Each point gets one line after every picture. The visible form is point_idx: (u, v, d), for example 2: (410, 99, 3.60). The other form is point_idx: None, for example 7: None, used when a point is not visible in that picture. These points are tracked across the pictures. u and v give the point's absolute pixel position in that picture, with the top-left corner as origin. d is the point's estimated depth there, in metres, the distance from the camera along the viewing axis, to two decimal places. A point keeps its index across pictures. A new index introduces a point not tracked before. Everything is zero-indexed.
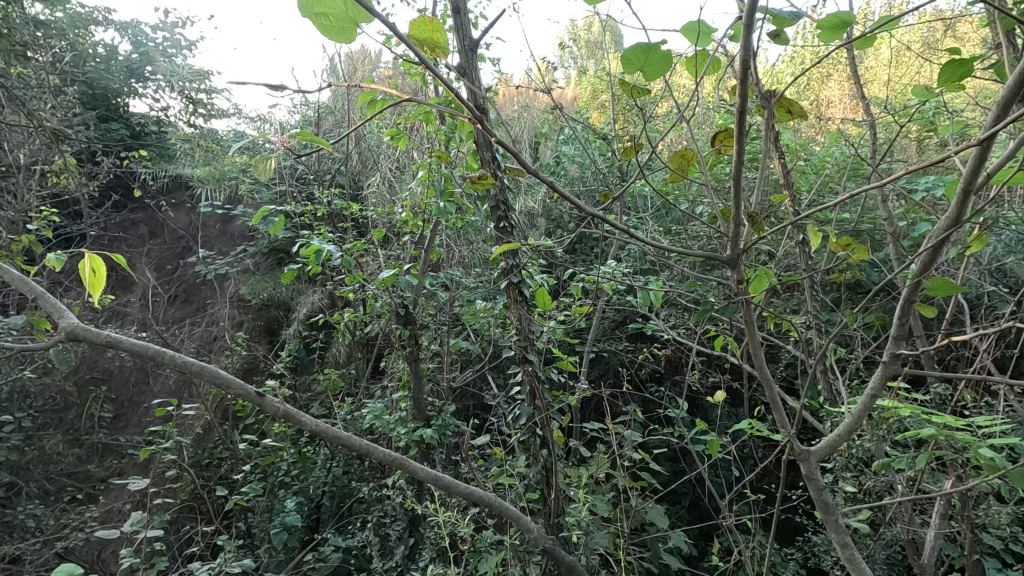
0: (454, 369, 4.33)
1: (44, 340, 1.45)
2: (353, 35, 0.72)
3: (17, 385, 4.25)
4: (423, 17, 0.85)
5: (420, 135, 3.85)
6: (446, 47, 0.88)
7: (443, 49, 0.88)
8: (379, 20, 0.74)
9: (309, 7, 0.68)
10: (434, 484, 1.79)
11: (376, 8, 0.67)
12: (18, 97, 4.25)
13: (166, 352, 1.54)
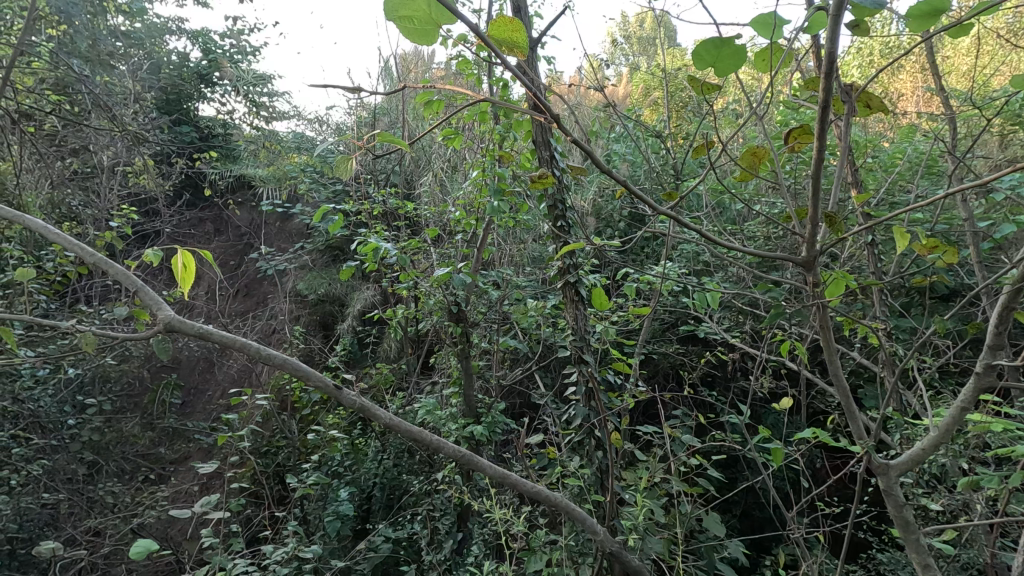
0: (504, 367, 4.36)
1: (142, 331, 1.54)
2: (434, 38, 0.71)
3: (100, 371, 4.57)
4: (503, 17, 0.84)
5: (473, 135, 3.89)
6: (524, 47, 0.87)
7: (521, 50, 0.87)
8: (460, 21, 0.73)
9: (394, 10, 0.69)
10: (498, 480, 1.76)
11: (461, 9, 0.67)
12: (106, 104, 4.58)
13: (251, 344, 1.61)
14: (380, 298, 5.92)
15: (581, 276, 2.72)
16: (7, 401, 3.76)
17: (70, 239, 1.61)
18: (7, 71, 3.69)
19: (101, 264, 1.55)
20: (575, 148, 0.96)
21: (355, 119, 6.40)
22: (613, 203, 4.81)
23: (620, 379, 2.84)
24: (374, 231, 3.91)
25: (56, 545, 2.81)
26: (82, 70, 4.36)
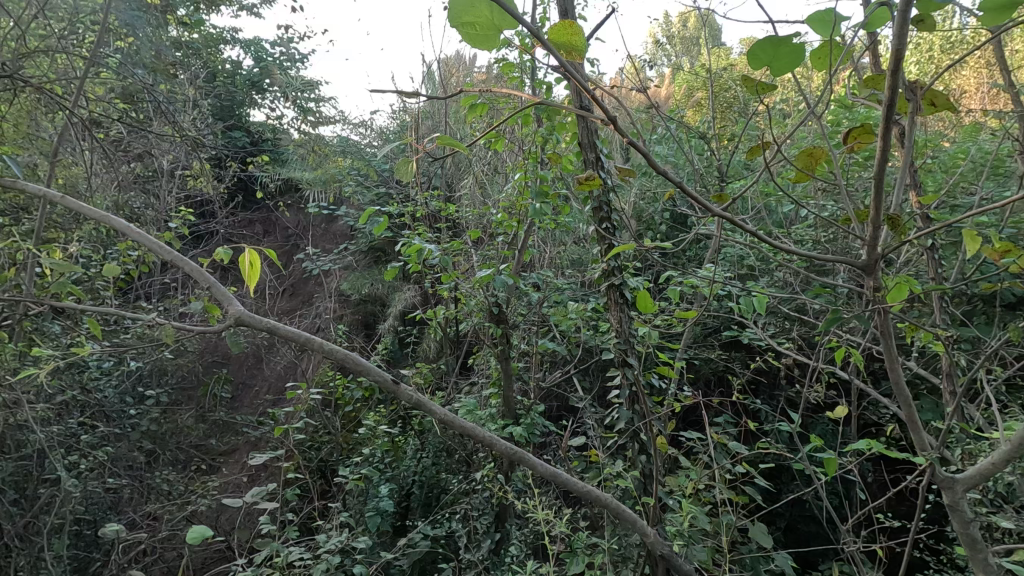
0: (543, 369, 4.36)
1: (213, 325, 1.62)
2: (495, 42, 0.72)
3: (158, 365, 4.79)
4: (560, 21, 0.85)
5: (515, 138, 3.91)
6: (583, 51, 0.87)
7: (581, 53, 0.87)
8: (523, 26, 0.74)
9: (458, 18, 0.70)
10: (546, 479, 1.75)
11: (523, 14, 0.68)
12: (168, 111, 4.81)
13: (316, 340, 1.66)
14: (420, 299, 6.03)
15: (625, 279, 2.70)
16: (76, 389, 3.93)
17: (150, 239, 1.73)
18: (81, 81, 3.92)
19: (175, 262, 1.66)
20: (629, 147, 0.94)
21: (398, 123, 6.53)
22: (655, 205, 4.75)
23: (664, 383, 2.80)
24: (417, 232, 3.97)
25: (120, 527, 2.97)
26: (146, 79, 4.60)
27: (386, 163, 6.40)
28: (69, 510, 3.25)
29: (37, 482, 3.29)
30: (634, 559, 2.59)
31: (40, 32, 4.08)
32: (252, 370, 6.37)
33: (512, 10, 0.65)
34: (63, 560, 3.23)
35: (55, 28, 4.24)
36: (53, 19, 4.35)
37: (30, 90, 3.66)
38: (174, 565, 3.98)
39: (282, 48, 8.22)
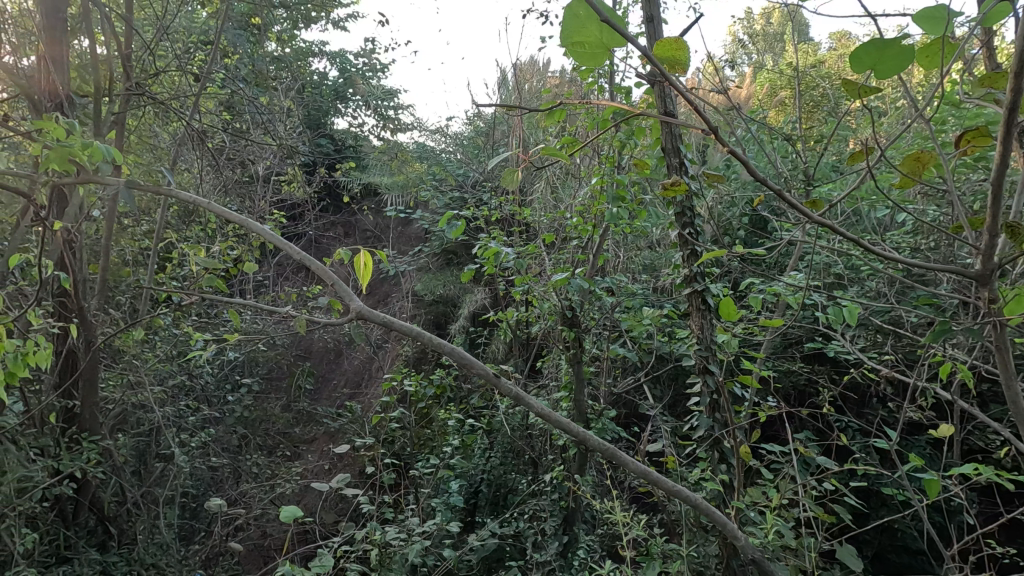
0: (613, 374, 4.33)
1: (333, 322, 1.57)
2: (603, 61, 0.74)
3: (251, 356, 5.17)
4: (663, 39, 0.87)
5: (592, 142, 3.92)
6: (686, 64, 0.87)
7: (684, 66, 0.86)
8: (632, 43, 0.75)
9: (568, 37, 0.73)
10: (637, 476, 1.56)
11: (632, 32, 0.69)
12: (268, 122, 5.20)
13: (432, 337, 1.56)
14: (490, 301, 6.16)
15: (705, 286, 2.65)
16: (184, 375, 4.29)
17: (270, 233, 1.69)
18: (194, 96, 4.32)
19: (290, 253, 1.56)
20: (726, 152, 0.91)
21: (472, 129, 6.71)
22: (734, 210, 4.60)
23: (745, 392, 2.71)
24: (494, 235, 4.05)
25: (223, 502, 3.24)
26: (248, 92, 5.00)
27: (461, 168, 6.59)
28: (179, 483, 3.58)
29: (153, 457, 3.65)
30: (711, 572, 2.53)
31: (160, 53, 4.52)
32: (329, 364, 6.70)
33: (620, 28, 0.67)
34: (173, 528, 3.57)
35: (172, 49, 4.70)
36: (173, 41, 4.83)
37: (151, 106, 4.07)
38: (263, 542, 4.27)
39: (365, 59, 8.66)
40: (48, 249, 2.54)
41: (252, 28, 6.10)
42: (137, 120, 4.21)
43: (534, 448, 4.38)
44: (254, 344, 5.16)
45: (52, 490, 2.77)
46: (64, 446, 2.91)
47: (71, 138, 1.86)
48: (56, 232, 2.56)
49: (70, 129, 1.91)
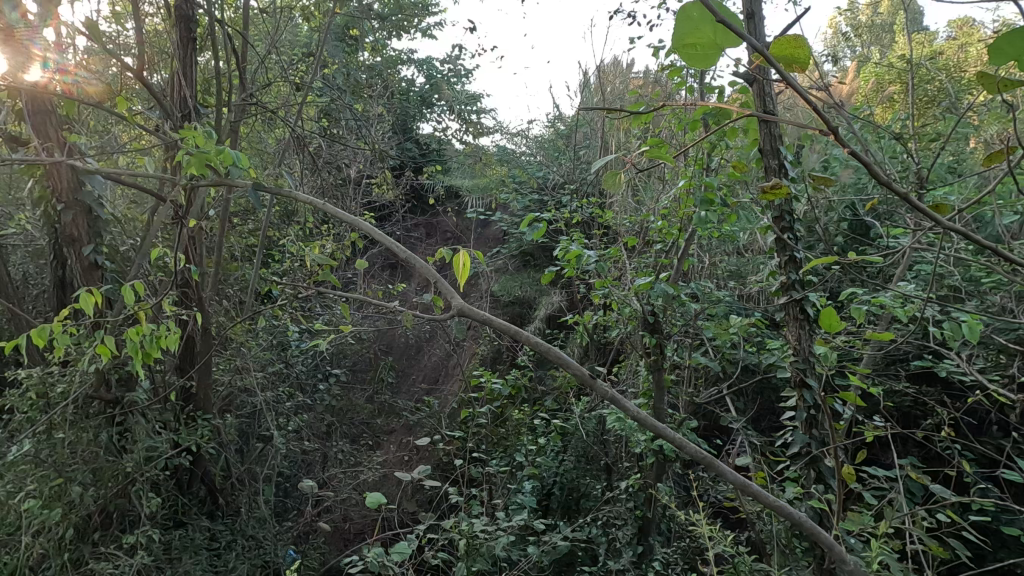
0: (695, 384, 4.18)
1: (432, 319, 1.60)
2: (714, 62, 0.67)
3: (340, 348, 5.48)
4: (783, 35, 0.74)
5: (679, 143, 3.80)
6: (808, 62, 0.75)
7: (804, 65, 0.75)
8: (748, 41, 0.67)
9: (678, 39, 0.67)
10: (737, 490, 1.26)
11: (752, 31, 0.63)
12: (361, 127, 5.50)
13: (525, 334, 1.45)
14: (567, 304, 6.15)
15: (802, 293, 2.49)
16: (281, 363, 4.61)
17: (376, 229, 1.76)
18: (297, 104, 4.65)
19: (392, 250, 1.62)
20: (856, 156, 0.77)
21: (553, 132, 6.72)
22: (832, 214, 4.29)
23: (844, 409, 2.52)
24: (576, 237, 4.02)
25: (314, 483, 3.46)
26: (344, 100, 5.31)
27: (541, 170, 6.62)
28: (275, 463, 3.85)
29: (254, 438, 3.96)
30: None
31: (268, 65, 4.90)
32: (410, 359, 6.95)
33: (741, 29, 0.61)
34: (269, 504, 3.85)
35: (279, 62, 5.08)
36: (280, 55, 5.23)
37: (260, 114, 4.42)
38: (346, 525, 4.49)
39: (450, 65, 8.93)
40: (175, 243, 2.83)
41: (348, 39, 6.47)
42: (248, 127, 4.59)
43: (608, 454, 4.30)
44: (341, 337, 5.44)
45: (172, 460, 3.08)
46: (182, 421, 3.23)
47: (207, 145, 2.05)
48: (182, 228, 2.85)
49: (208, 137, 2.11)
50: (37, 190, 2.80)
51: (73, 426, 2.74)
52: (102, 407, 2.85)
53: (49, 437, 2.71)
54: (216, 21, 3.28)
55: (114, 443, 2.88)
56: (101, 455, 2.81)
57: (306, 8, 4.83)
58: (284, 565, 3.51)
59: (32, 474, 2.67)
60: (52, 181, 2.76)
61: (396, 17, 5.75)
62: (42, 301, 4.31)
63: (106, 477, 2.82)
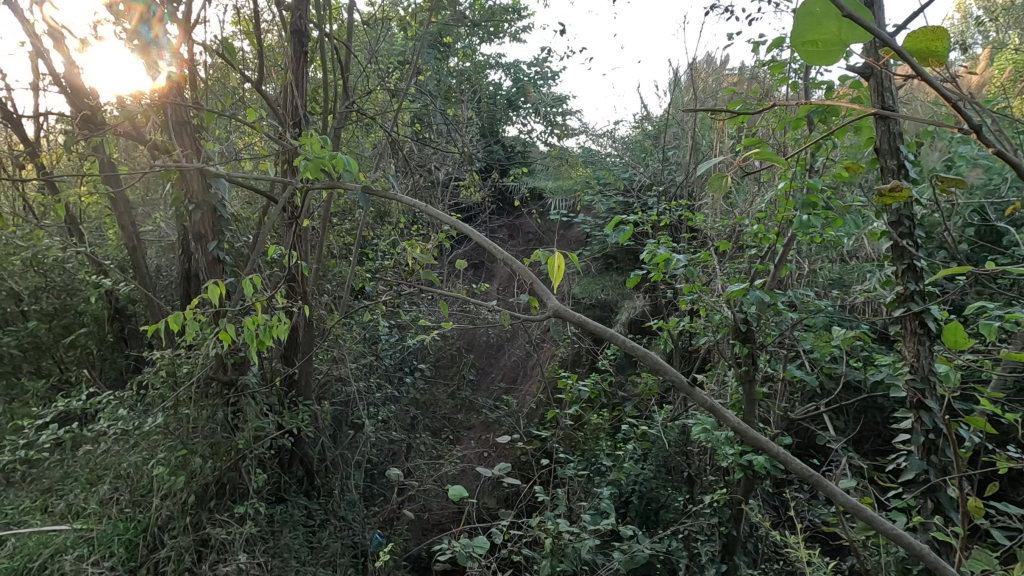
0: (790, 399, 3.93)
1: (529, 318, 1.62)
2: (837, 58, 0.63)
3: (426, 344, 5.69)
4: (918, 28, 0.68)
5: (779, 142, 3.58)
6: (946, 55, 0.68)
7: (942, 58, 0.68)
8: (877, 35, 0.62)
9: (797, 37, 0.63)
10: (848, 511, 1.18)
11: (883, 24, 0.58)
12: (451, 130, 5.70)
13: (621, 338, 1.44)
14: (650, 308, 5.99)
15: (922, 305, 2.28)
16: (372, 356, 4.86)
17: (475, 231, 1.83)
18: (392, 111, 4.89)
19: (492, 252, 1.67)
20: (1002, 154, 0.69)
21: (640, 132, 6.56)
22: (956, 219, 3.88)
23: (969, 436, 2.28)
24: (664, 241, 3.91)
25: (401, 471, 3.63)
26: (435, 105, 5.52)
27: (626, 171, 6.51)
28: (363, 449, 4.07)
29: (348, 425, 4.21)
30: None
31: (366, 73, 5.16)
32: (490, 357, 7.07)
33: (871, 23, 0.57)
34: (359, 489, 4.08)
35: (375, 70, 5.35)
36: (378, 64, 5.53)
37: (360, 121, 4.70)
38: (427, 515, 4.65)
39: (537, 68, 9.01)
40: (285, 242, 3.07)
41: (440, 46, 6.67)
42: (349, 134, 4.90)
43: (692, 465, 4.16)
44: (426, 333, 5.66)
45: (276, 440, 3.34)
46: (286, 405, 3.49)
47: (322, 151, 2.22)
48: (290, 227, 3.08)
49: (321, 143, 2.27)
50: (173, 192, 3.13)
51: (196, 403, 3.07)
52: (219, 388, 3.15)
53: (177, 412, 3.07)
54: (326, 35, 3.52)
55: (228, 421, 3.17)
56: (217, 431, 3.10)
57: (403, 19, 5.05)
58: (369, 548, 3.73)
59: (162, 443, 3.01)
60: (186, 184, 3.10)
61: (486, 23, 5.86)
62: (170, 291, 4.83)
63: (221, 452, 3.12)
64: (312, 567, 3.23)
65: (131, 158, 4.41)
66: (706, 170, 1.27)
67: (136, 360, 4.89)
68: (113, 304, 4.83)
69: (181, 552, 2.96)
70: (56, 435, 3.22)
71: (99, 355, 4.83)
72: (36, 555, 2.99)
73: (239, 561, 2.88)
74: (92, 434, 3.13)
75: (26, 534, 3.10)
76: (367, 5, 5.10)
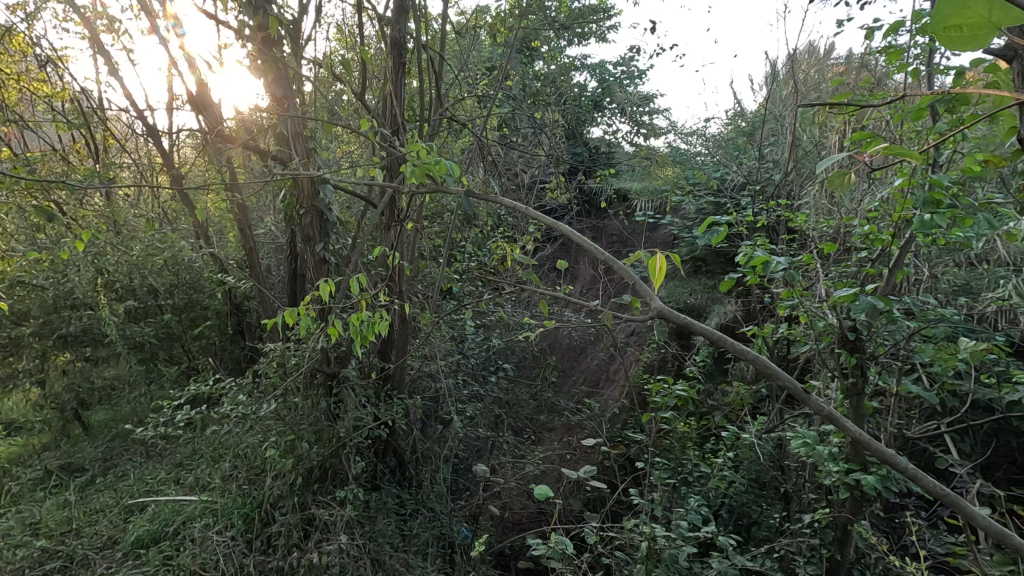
0: (905, 415, 3.59)
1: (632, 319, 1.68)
2: (986, 43, 0.60)
3: (510, 343, 5.77)
4: None
5: (895, 136, 3.29)
6: None
7: None
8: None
9: (937, 25, 0.62)
10: (989, 535, 1.12)
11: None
12: (537, 133, 5.76)
13: (734, 343, 1.56)
14: (743, 314, 5.70)
15: None
16: (459, 354, 5.01)
17: (577, 235, 1.92)
18: (482, 116, 5.02)
19: (598, 255, 1.76)
20: None
21: (733, 128, 6.25)
22: None
23: None
24: (762, 243, 3.70)
25: (487, 468, 3.70)
26: (522, 109, 5.60)
27: (718, 170, 6.23)
28: (450, 444, 4.19)
29: (436, 420, 4.35)
30: None
31: (458, 81, 5.35)
32: (572, 360, 7.02)
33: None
34: (447, 481, 4.19)
35: (465, 77, 5.49)
36: (469, 71, 5.70)
37: (451, 127, 4.86)
38: (510, 513, 4.70)
39: (624, 67, 8.86)
40: (383, 245, 3.24)
41: (527, 50, 6.73)
42: (440, 139, 5.09)
43: (788, 481, 3.95)
44: (510, 334, 5.73)
45: (373, 431, 3.53)
46: (382, 398, 3.67)
47: (426, 158, 2.35)
48: (387, 231, 3.25)
49: (426, 150, 2.39)
50: (286, 198, 3.41)
51: (303, 393, 3.32)
52: (323, 380, 3.38)
53: (287, 400, 3.34)
54: (422, 46, 3.68)
55: (331, 410, 3.41)
56: (321, 419, 3.35)
57: (492, 26, 5.15)
58: (457, 539, 3.80)
59: (274, 428, 3.30)
60: (297, 190, 3.35)
61: (574, 25, 5.86)
62: (279, 287, 5.26)
63: (325, 439, 3.36)
64: (404, 553, 3.38)
65: (250, 167, 4.85)
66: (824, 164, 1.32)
67: (251, 351, 5.39)
68: (232, 301, 5.25)
69: (289, 528, 3.23)
70: (188, 415, 3.60)
71: (220, 346, 5.35)
72: (171, 520, 3.49)
73: (340, 542, 3.09)
74: (217, 416, 3.48)
75: (163, 502, 3.64)
76: (458, 14, 5.26)
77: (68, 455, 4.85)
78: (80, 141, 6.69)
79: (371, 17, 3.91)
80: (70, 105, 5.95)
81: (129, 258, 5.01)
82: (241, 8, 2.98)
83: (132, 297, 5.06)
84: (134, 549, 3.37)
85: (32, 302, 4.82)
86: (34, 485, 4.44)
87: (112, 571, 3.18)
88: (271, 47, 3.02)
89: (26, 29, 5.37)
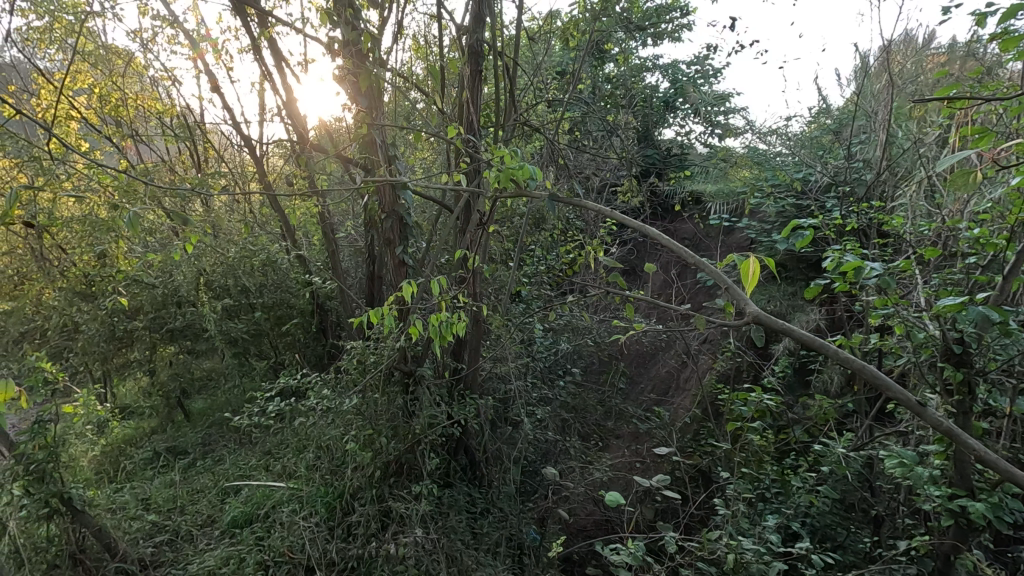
0: (1020, 438, 3.25)
1: (725, 323, 1.64)
2: None
3: (580, 347, 5.75)
4: None
5: (1011, 129, 2.98)
6: None
7: None
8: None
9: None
10: None
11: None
12: (608, 136, 5.70)
13: (838, 352, 1.48)
14: (829, 322, 5.36)
15: None
16: (528, 356, 5.04)
17: (665, 237, 1.89)
18: (553, 120, 5.04)
19: (686, 257, 1.72)
20: None
21: (819, 126, 5.90)
22: None
23: None
24: (851, 247, 3.48)
25: (557, 471, 3.70)
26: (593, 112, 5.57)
27: (802, 171, 5.92)
28: (519, 445, 4.20)
29: (505, 422, 4.40)
30: None
31: (529, 86, 5.39)
32: (641, 366, 6.86)
33: None
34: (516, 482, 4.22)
35: (536, 82, 5.51)
36: (540, 76, 5.73)
37: (522, 132, 4.92)
38: (576, 517, 4.66)
39: (698, 66, 8.57)
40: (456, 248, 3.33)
41: (599, 53, 6.68)
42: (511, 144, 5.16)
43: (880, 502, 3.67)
44: (579, 339, 5.69)
45: (446, 429, 3.57)
46: (455, 398, 3.75)
47: (507, 163, 2.39)
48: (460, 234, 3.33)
49: (507, 155, 2.43)
50: (368, 204, 3.58)
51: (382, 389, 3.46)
52: (400, 378, 3.51)
53: (367, 395, 3.50)
54: (498, 54, 3.75)
55: (407, 407, 3.53)
56: (398, 415, 3.48)
57: (564, 30, 5.15)
58: (526, 541, 3.82)
59: (354, 421, 3.47)
60: (378, 196, 3.51)
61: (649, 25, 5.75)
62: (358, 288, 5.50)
63: (402, 434, 3.49)
64: (475, 550, 3.44)
65: (334, 174, 5.12)
66: (948, 163, 1.26)
67: (331, 348, 5.71)
68: (316, 301, 5.60)
69: (368, 519, 3.38)
70: (278, 406, 3.86)
71: (303, 342, 5.71)
72: (262, 504, 3.75)
73: (416, 535, 3.20)
74: (305, 408, 3.71)
75: (255, 486, 3.94)
76: (530, 20, 5.30)
77: (173, 438, 5.37)
78: (184, 152, 7.33)
79: (448, 27, 4.01)
80: (177, 121, 6.56)
81: (226, 260, 5.42)
82: (332, 25, 3.16)
83: (228, 296, 5.47)
84: (230, 529, 3.66)
85: (143, 299, 5.27)
86: (145, 464, 4.91)
87: (212, 546, 3.47)
88: (358, 60, 3.18)
89: (142, 53, 5.97)
